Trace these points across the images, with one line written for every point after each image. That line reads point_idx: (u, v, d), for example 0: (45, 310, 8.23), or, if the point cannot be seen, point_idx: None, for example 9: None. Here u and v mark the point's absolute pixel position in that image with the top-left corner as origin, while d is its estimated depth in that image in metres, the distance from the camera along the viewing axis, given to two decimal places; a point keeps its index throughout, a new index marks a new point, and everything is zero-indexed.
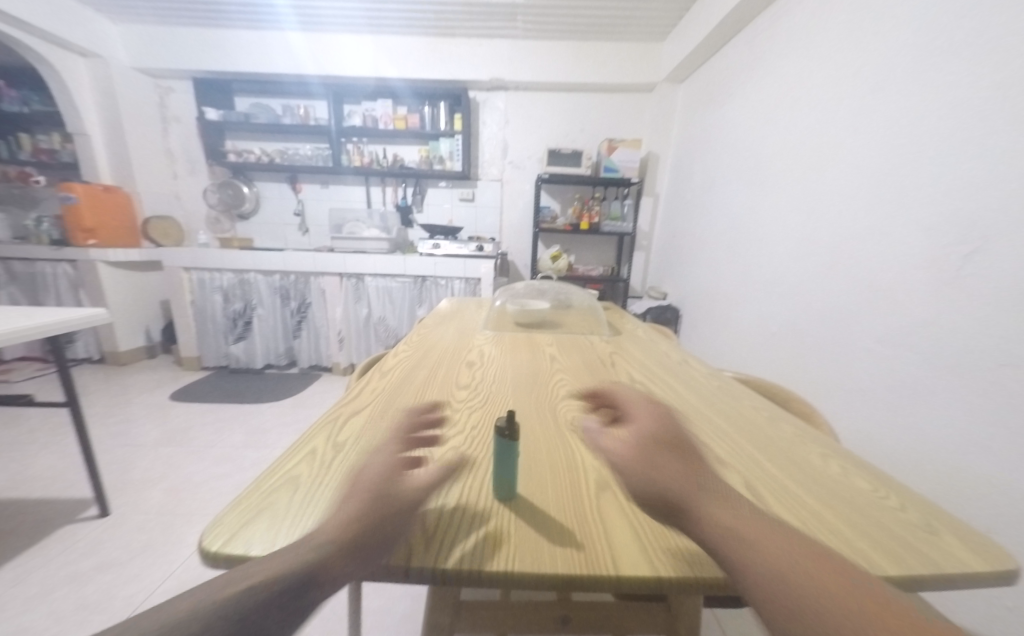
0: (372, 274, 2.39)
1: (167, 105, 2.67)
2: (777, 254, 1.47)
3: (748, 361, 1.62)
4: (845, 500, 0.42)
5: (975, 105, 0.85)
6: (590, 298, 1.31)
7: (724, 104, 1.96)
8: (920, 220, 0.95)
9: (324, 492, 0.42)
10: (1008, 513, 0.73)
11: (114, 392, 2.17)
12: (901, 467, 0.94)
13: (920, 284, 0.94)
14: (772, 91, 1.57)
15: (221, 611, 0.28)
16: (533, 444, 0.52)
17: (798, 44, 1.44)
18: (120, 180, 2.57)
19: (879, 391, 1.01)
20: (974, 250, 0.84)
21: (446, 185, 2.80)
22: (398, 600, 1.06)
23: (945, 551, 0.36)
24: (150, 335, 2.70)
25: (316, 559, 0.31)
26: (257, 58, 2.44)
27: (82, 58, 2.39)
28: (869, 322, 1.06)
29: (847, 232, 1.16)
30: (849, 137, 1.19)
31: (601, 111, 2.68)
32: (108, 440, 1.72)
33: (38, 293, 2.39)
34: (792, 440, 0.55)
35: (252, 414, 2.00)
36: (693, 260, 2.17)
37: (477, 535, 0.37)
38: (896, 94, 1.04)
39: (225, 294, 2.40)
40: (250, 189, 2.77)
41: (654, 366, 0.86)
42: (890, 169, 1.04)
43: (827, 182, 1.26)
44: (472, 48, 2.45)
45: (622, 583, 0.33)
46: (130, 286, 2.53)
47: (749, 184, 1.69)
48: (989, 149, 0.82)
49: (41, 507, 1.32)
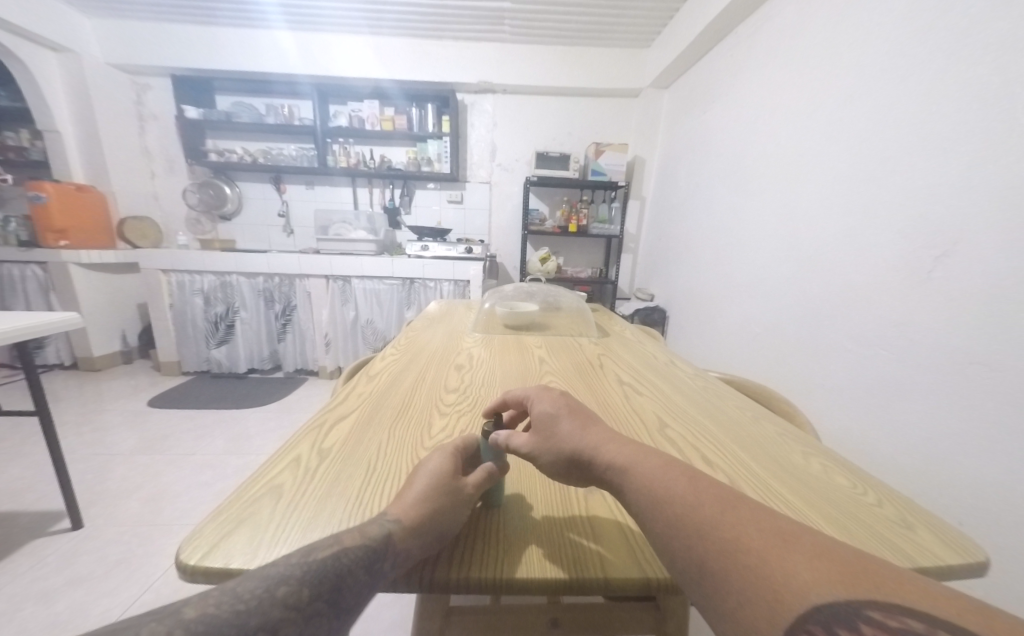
0: (359, 276, 2.36)
1: (145, 103, 2.60)
2: (760, 256, 1.51)
3: (733, 362, 1.65)
4: (826, 497, 0.43)
5: (943, 115, 0.89)
6: (579, 300, 1.31)
7: (707, 109, 2.00)
8: (893, 224, 0.99)
9: (309, 501, 0.41)
10: (980, 506, 0.76)
11: (88, 399, 2.09)
12: (879, 464, 0.97)
13: (894, 285, 0.97)
14: (754, 98, 1.61)
15: (318, 570, 0.31)
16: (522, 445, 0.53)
17: (778, 53, 1.48)
18: (93, 179, 2.48)
19: (857, 389, 1.05)
20: (944, 253, 0.87)
21: (434, 187, 2.79)
22: (386, 607, 1.04)
23: (920, 545, 0.37)
24: (126, 340, 2.61)
25: (396, 536, 0.33)
26: (239, 56, 2.38)
27: (54, 53, 2.31)
28: (847, 323, 1.09)
29: (825, 235, 1.20)
30: (826, 143, 1.23)
31: (588, 115, 2.71)
32: (81, 449, 1.65)
33: (6, 297, 2.29)
34: (775, 439, 0.56)
35: (235, 419, 1.95)
36: (679, 262, 2.21)
37: (467, 543, 0.36)
38: (870, 103, 1.08)
39: (206, 297, 2.34)
40: (232, 190, 2.71)
41: (641, 368, 0.87)
42: (865, 175, 1.08)
43: (806, 186, 1.29)
44: (460, 50, 2.45)
45: (611, 585, 0.33)
46: (105, 289, 2.45)
47: (732, 188, 1.73)
48: (957, 157, 0.86)
49: (7, 521, 1.26)
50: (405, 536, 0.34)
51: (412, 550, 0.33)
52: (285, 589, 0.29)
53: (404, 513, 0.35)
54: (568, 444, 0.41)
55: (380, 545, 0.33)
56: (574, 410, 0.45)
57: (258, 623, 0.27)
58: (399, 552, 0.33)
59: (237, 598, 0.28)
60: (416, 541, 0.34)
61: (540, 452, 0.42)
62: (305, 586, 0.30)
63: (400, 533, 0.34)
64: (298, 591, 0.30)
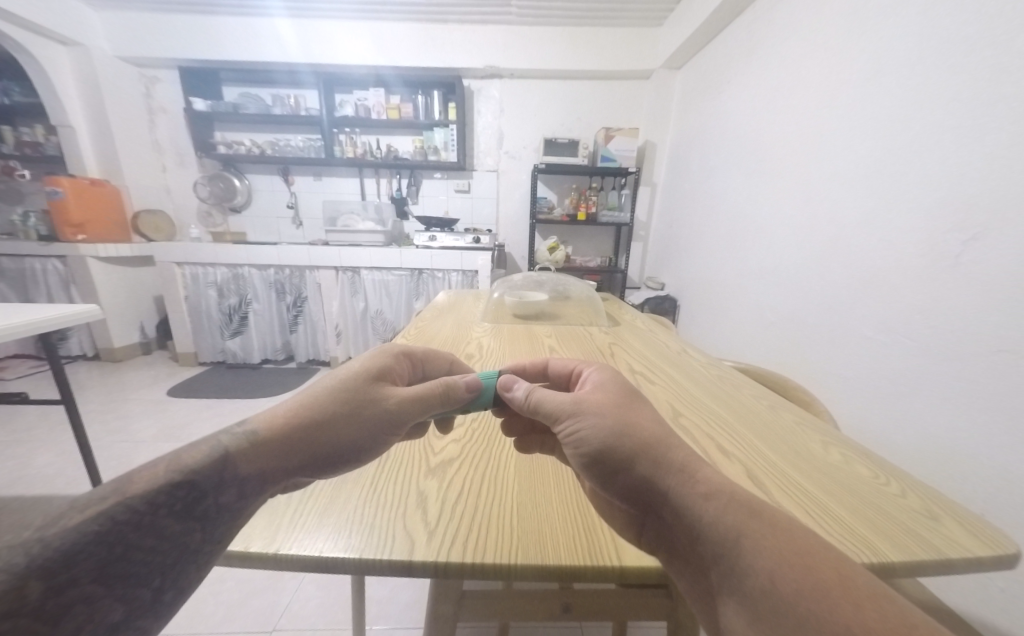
0: (368, 267, 2.37)
1: (154, 96, 2.61)
2: (776, 242, 1.47)
3: (746, 351, 1.62)
4: (846, 487, 0.42)
5: (972, 89, 0.85)
6: (588, 289, 1.29)
7: (721, 90, 1.94)
8: (919, 206, 0.95)
9: (324, 487, 0.41)
10: (1006, 496, 0.74)
11: (110, 389, 2.15)
12: (900, 453, 0.95)
13: (919, 270, 0.94)
14: (770, 77, 1.55)
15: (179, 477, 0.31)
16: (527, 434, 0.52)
17: (796, 29, 1.42)
18: (107, 174, 2.51)
19: (877, 377, 1.02)
20: (973, 236, 0.83)
21: (441, 176, 2.76)
22: (402, 590, 1.07)
23: (945, 536, 0.36)
24: (144, 332, 2.68)
25: (245, 449, 0.35)
26: (244, 46, 2.37)
27: (64, 47, 2.32)
28: (868, 310, 1.06)
29: (845, 219, 1.16)
30: (846, 122, 1.18)
31: (597, 99, 2.64)
32: (105, 437, 1.71)
33: (29, 290, 2.35)
34: (792, 428, 0.55)
35: (250, 408, 1.99)
36: (691, 249, 2.17)
37: (480, 528, 0.36)
38: (894, 78, 1.03)
39: (220, 289, 2.38)
40: (241, 182, 2.72)
41: (653, 357, 0.86)
42: (888, 155, 1.03)
43: (826, 167, 1.25)
44: (466, 34, 2.40)
45: (626, 573, 0.33)
46: (122, 281, 2.50)
47: (747, 172, 1.68)
48: (987, 134, 0.82)
49: (40, 504, 1.32)
50: (260, 449, 0.35)
51: (269, 466, 0.36)
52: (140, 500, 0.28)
53: (300, 416, 0.39)
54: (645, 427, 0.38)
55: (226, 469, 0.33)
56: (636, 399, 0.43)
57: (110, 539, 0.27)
58: (244, 471, 0.34)
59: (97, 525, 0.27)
60: (280, 456, 0.37)
61: (586, 427, 0.39)
62: (135, 508, 0.28)
63: (264, 447, 0.36)
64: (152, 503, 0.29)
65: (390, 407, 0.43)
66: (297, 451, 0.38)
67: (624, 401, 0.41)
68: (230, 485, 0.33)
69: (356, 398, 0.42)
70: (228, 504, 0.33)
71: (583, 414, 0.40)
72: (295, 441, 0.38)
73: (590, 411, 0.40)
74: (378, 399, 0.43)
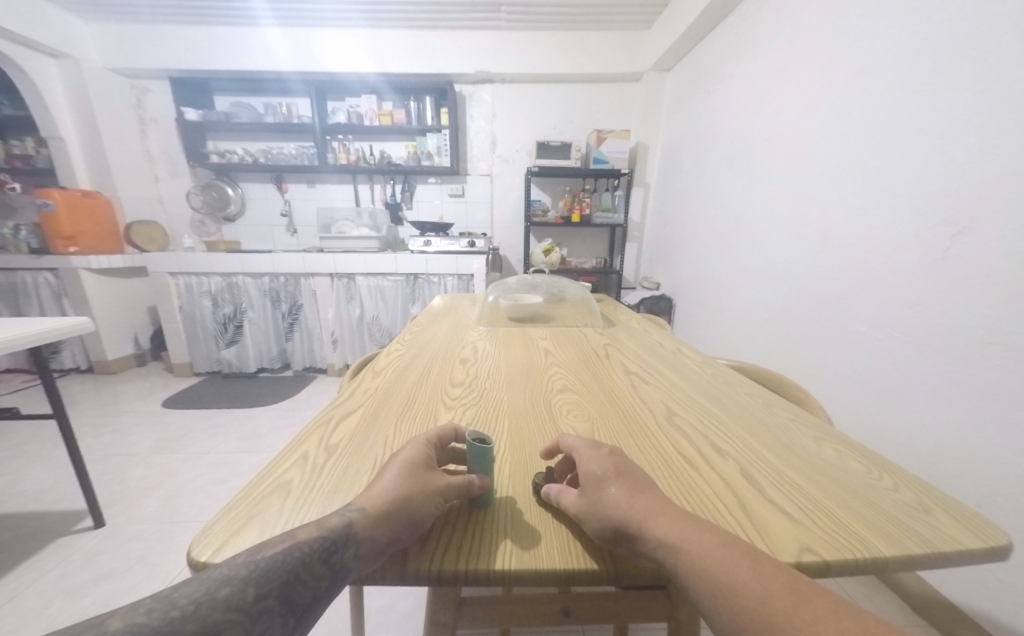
0: (363, 273, 2.36)
1: (145, 106, 2.60)
2: (768, 239, 1.48)
3: (743, 348, 1.63)
4: (843, 484, 0.42)
5: (959, 87, 0.86)
6: (584, 290, 1.29)
7: (710, 92, 1.96)
8: (907, 201, 0.96)
9: (316, 497, 0.41)
10: (1009, 491, 0.75)
11: (104, 402, 2.13)
12: (895, 449, 0.95)
13: (909, 263, 0.95)
14: (758, 76, 1.58)
15: (261, 569, 0.30)
16: (518, 437, 0.52)
17: (782, 31, 1.44)
18: (99, 185, 2.50)
19: (871, 372, 1.02)
20: (961, 231, 0.85)
21: (435, 181, 2.77)
22: (402, 599, 1.05)
23: (936, 528, 0.36)
24: (138, 343, 2.65)
25: (359, 524, 0.34)
26: (236, 56, 2.37)
27: (53, 60, 2.32)
28: (859, 307, 1.07)
29: (834, 217, 1.18)
30: (833, 121, 1.20)
31: (587, 102, 2.66)
32: (99, 451, 1.68)
33: (20, 304, 2.33)
34: (788, 425, 0.55)
35: (247, 418, 1.97)
36: (685, 248, 2.18)
37: (479, 532, 0.37)
38: (879, 76, 1.05)
39: (214, 299, 2.36)
40: (234, 191, 2.71)
41: (649, 357, 0.86)
42: (878, 151, 1.04)
43: (816, 164, 1.26)
44: (456, 41, 2.41)
45: (620, 579, 0.34)
46: (115, 292, 2.47)
47: (737, 171, 1.70)
48: (975, 131, 0.83)
49: (34, 520, 1.30)
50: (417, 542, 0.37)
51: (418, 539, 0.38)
52: (227, 590, 0.29)
53: (378, 503, 0.35)
54: (619, 512, 0.35)
55: (342, 533, 0.33)
56: (614, 466, 0.40)
57: (195, 627, 0.27)
58: (360, 541, 0.33)
59: (170, 604, 0.27)
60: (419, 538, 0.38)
61: (588, 518, 0.36)
62: None
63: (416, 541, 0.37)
64: (242, 592, 0.29)
65: (445, 484, 0.38)
66: (428, 511, 0.36)
67: (596, 483, 0.38)
68: (356, 545, 0.33)
69: (419, 475, 0.39)
70: (321, 592, 0.32)
71: (569, 502, 0.38)
72: (384, 524, 0.34)
73: (574, 498, 0.38)
74: (437, 478, 0.39)
